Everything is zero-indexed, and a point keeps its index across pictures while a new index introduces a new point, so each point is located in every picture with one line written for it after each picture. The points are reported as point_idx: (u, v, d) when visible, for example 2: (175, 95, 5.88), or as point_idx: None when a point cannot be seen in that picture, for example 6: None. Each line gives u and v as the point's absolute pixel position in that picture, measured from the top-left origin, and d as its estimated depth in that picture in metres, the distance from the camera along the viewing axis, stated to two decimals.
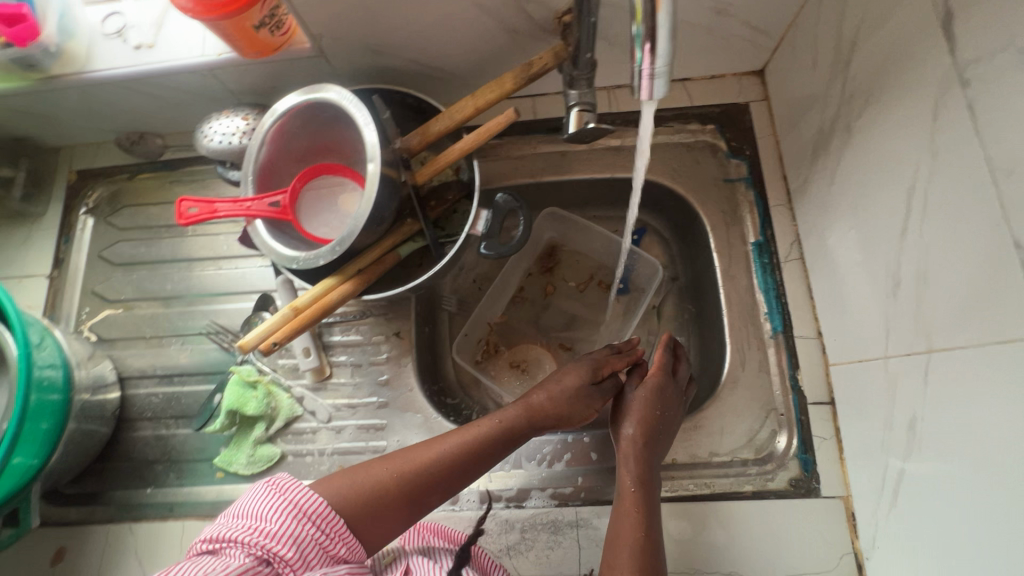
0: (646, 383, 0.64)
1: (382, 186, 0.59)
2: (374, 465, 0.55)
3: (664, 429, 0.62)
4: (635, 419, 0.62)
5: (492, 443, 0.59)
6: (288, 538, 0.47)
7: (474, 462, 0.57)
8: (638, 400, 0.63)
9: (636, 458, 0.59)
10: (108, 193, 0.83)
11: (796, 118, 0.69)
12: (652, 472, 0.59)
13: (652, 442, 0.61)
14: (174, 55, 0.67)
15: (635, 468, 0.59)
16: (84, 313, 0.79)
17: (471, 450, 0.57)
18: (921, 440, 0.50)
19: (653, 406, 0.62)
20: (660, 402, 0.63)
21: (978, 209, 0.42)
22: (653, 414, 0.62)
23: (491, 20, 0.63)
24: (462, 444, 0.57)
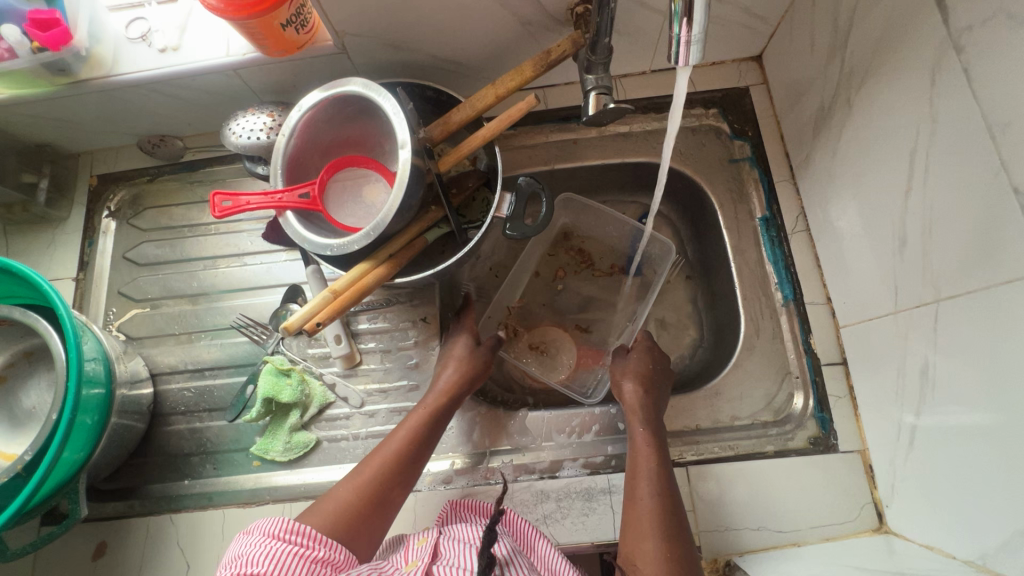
0: (638, 346, 0.73)
1: (414, 175, 0.62)
2: (340, 489, 0.57)
3: (661, 381, 0.69)
4: (633, 374, 0.69)
5: (424, 433, 0.63)
6: (266, 558, 0.45)
7: (418, 456, 0.61)
8: (635, 357, 0.71)
9: (641, 404, 0.66)
10: (130, 196, 0.85)
11: (796, 98, 0.73)
12: (656, 416, 0.65)
13: (651, 389, 0.67)
14: (199, 56, 0.69)
15: (641, 419, 0.65)
16: (111, 314, 0.80)
17: (411, 448, 0.61)
18: (933, 386, 0.53)
19: (647, 362, 0.70)
20: (652, 358, 0.71)
21: (978, 163, 0.46)
22: (650, 368, 0.69)
23: (508, 13, 0.66)
24: (398, 440, 0.62)
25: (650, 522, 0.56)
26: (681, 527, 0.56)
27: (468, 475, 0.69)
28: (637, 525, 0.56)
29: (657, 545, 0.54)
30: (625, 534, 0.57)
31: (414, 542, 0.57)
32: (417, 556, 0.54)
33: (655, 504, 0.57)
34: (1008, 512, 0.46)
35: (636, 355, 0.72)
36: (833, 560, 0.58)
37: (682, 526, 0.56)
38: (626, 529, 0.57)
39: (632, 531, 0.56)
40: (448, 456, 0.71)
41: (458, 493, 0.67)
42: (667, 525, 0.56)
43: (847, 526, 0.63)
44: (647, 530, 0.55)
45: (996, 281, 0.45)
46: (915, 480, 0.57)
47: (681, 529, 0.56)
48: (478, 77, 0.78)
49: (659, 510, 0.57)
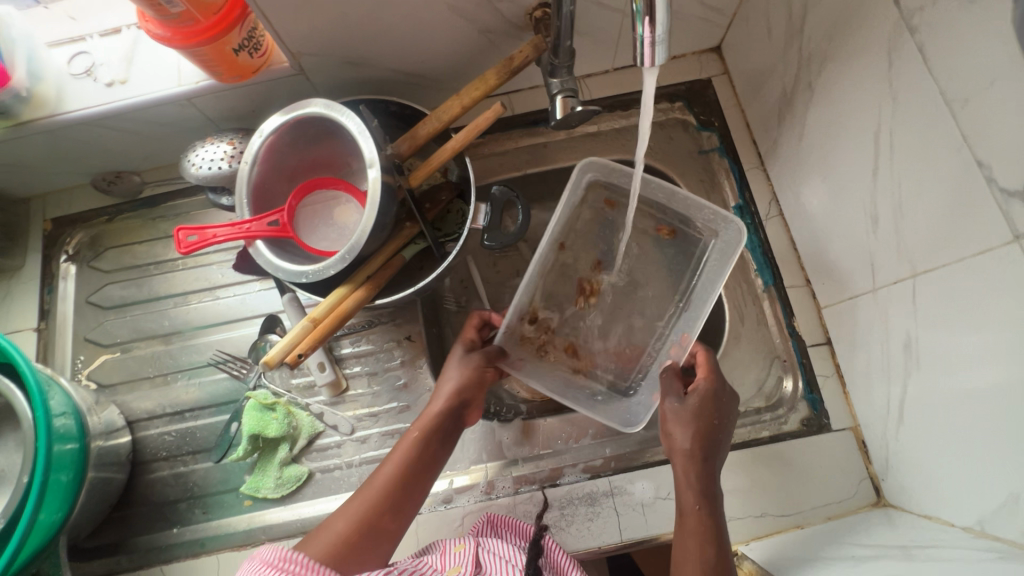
0: (697, 389, 0.59)
1: (385, 193, 0.60)
2: (334, 521, 0.53)
3: (721, 438, 0.58)
4: (691, 431, 0.58)
5: (424, 455, 0.58)
6: None
7: (418, 481, 0.57)
8: (691, 408, 0.59)
9: (696, 476, 0.56)
10: (89, 237, 0.81)
11: (758, 86, 0.73)
12: (713, 483, 0.57)
13: (707, 456, 0.57)
14: (149, 87, 0.67)
15: (695, 491, 0.56)
16: (79, 362, 0.76)
17: (409, 472, 0.56)
18: (917, 360, 0.54)
19: (710, 416, 0.58)
20: (715, 411, 0.59)
21: (942, 139, 0.46)
22: (710, 421, 0.58)
23: (467, 22, 0.66)
24: (398, 462, 0.57)
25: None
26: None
27: (467, 492, 0.68)
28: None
29: None
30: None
31: (451, 546, 0.58)
32: (458, 562, 0.55)
33: None
34: (1001, 478, 0.47)
35: (695, 401, 0.59)
36: (838, 539, 0.58)
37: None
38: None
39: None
40: (446, 475, 0.69)
41: (460, 511, 0.66)
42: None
43: (847, 504, 0.64)
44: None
45: (971, 253, 0.46)
46: (909, 452, 0.58)
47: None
48: (442, 88, 0.77)
49: None
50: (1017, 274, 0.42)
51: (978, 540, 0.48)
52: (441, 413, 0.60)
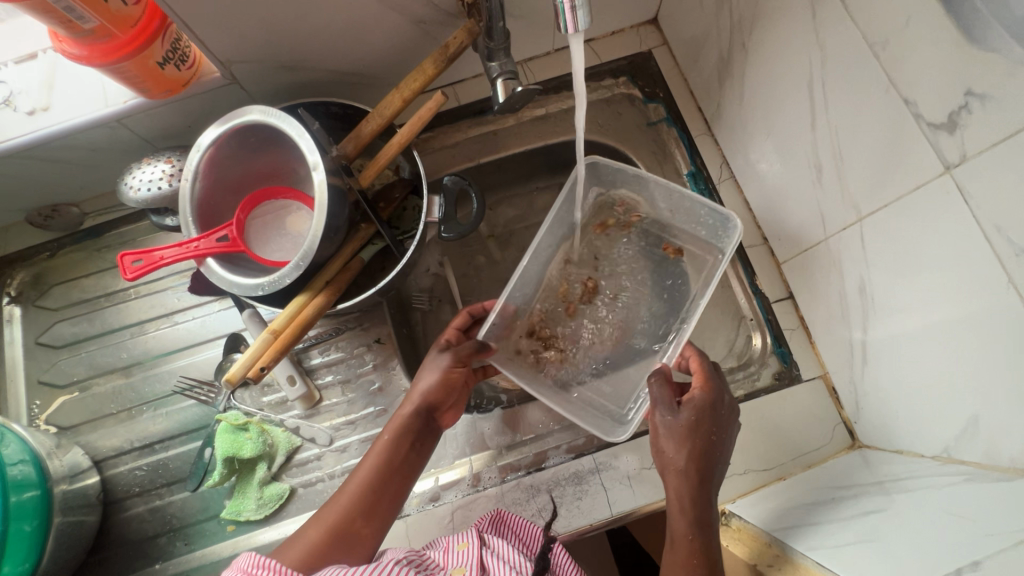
0: (694, 401, 0.56)
1: (333, 197, 0.59)
2: (305, 530, 0.53)
3: (719, 459, 0.55)
4: (688, 449, 0.54)
5: (399, 459, 0.57)
6: None
7: (393, 485, 0.56)
8: (689, 425, 0.55)
9: (689, 498, 0.53)
10: (31, 276, 0.78)
11: (696, 53, 0.74)
12: (708, 508, 0.53)
13: (704, 481, 0.53)
14: (75, 111, 0.64)
15: (691, 514, 0.52)
16: (35, 407, 0.73)
17: (382, 476, 0.56)
18: (872, 300, 0.56)
19: (708, 433, 0.54)
20: (712, 425, 0.55)
21: (871, 82, 0.48)
22: (710, 435, 0.55)
23: (398, 14, 0.64)
24: (375, 465, 0.56)
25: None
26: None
27: (454, 487, 0.67)
28: None
29: None
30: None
31: (454, 544, 0.56)
32: (462, 562, 0.53)
33: None
34: (961, 402, 0.48)
35: (688, 420, 0.55)
36: (818, 485, 0.59)
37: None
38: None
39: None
40: (431, 473, 0.68)
41: (449, 507, 0.66)
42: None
43: (824, 450, 0.65)
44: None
45: (907, 190, 0.47)
46: (875, 392, 0.59)
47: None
48: (383, 84, 0.76)
49: None
50: (951, 204, 0.43)
51: (946, 466, 0.50)
52: (413, 414, 0.60)
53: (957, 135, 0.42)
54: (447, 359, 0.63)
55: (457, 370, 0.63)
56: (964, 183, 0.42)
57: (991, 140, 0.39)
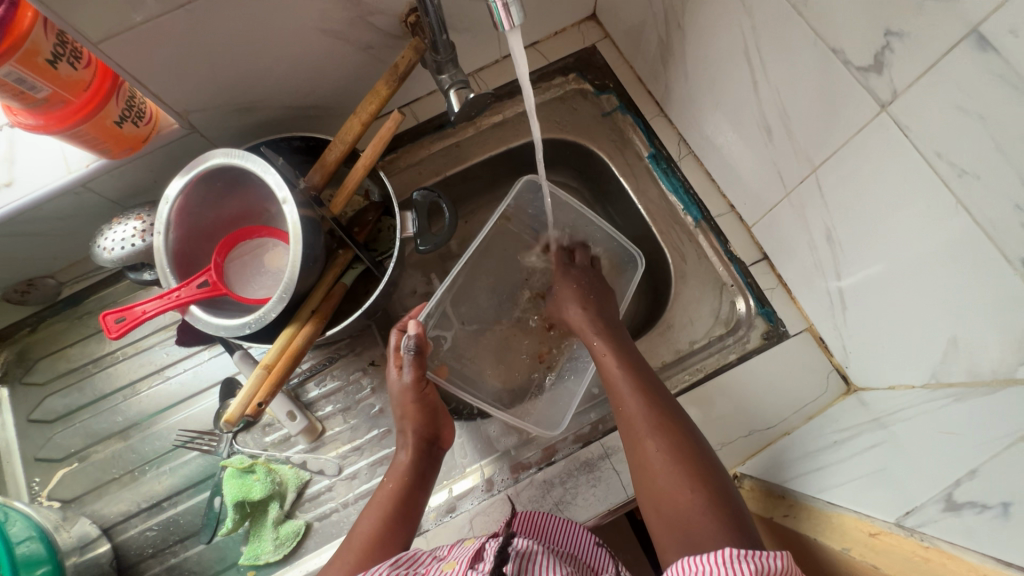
0: (561, 279, 0.75)
1: (307, 227, 0.60)
2: None
3: (604, 308, 0.70)
4: (576, 303, 0.70)
5: (402, 494, 0.58)
6: None
7: (403, 518, 0.57)
8: (563, 293, 0.73)
9: (608, 348, 0.63)
10: (15, 353, 0.77)
11: (637, 40, 0.77)
12: (634, 359, 0.62)
13: (598, 322, 0.68)
14: (38, 182, 0.64)
15: (616, 358, 0.62)
16: (35, 485, 0.72)
17: (388, 511, 0.57)
18: (840, 245, 0.58)
19: (584, 293, 0.71)
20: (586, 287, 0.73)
21: (798, 40, 0.50)
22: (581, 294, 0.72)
23: (346, 43, 0.66)
24: (382, 504, 0.57)
25: (659, 458, 0.52)
26: (707, 458, 0.52)
27: (470, 495, 0.67)
28: (660, 471, 0.52)
29: (700, 494, 0.49)
30: (636, 479, 0.54)
31: (463, 543, 0.56)
32: (457, 555, 0.51)
33: (673, 457, 0.52)
34: (940, 325, 0.50)
35: (561, 288, 0.74)
36: (819, 433, 0.61)
37: (694, 440, 0.53)
38: (636, 475, 0.54)
39: (649, 476, 0.52)
40: (445, 485, 0.69)
41: (466, 516, 0.65)
42: (687, 460, 0.51)
43: (822, 399, 0.66)
44: (677, 485, 0.50)
45: (852, 133, 0.49)
46: (860, 334, 0.61)
47: (700, 453, 0.52)
48: (341, 113, 0.77)
49: (677, 457, 0.52)
50: (892, 140, 0.45)
51: (936, 392, 0.51)
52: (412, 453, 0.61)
53: (885, 75, 0.43)
54: (404, 379, 0.63)
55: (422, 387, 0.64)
56: (900, 118, 0.44)
57: (916, 74, 0.41)
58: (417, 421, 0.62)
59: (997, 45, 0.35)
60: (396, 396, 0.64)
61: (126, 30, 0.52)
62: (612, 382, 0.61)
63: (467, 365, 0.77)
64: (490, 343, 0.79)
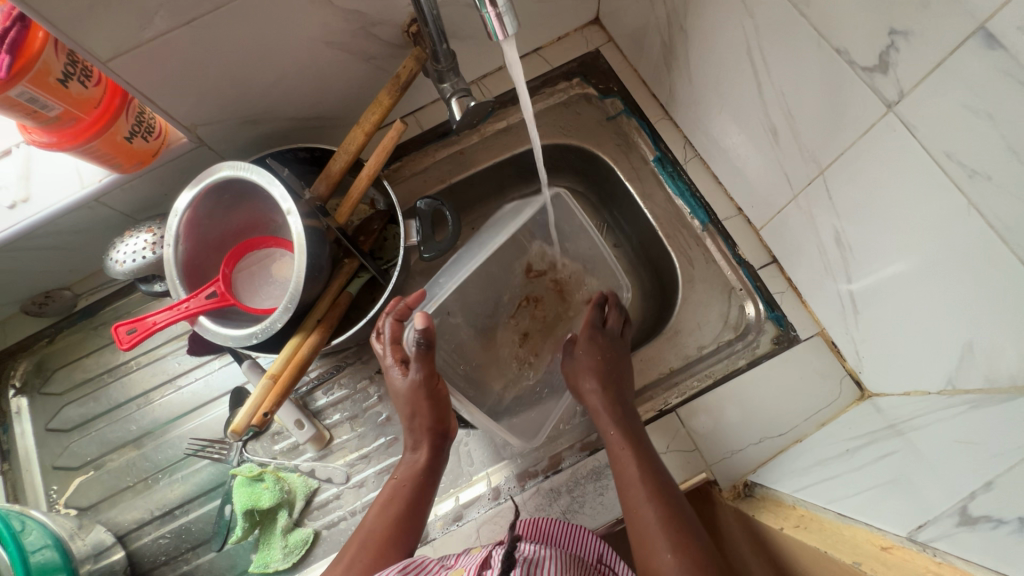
0: (587, 340, 0.70)
1: (310, 238, 0.61)
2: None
3: (624, 385, 0.67)
4: (594, 374, 0.67)
5: (415, 492, 0.58)
6: None
7: (413, 514, 0.57)
8: (586, 361, 0.69)
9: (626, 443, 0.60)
10: (33, 364, 0.79)
11: (641, 43, 0.77)
12: (653, 461, 0.59)
13: (619, 407, 0.64)
14: (54, 197, 0.66)
15: (634, 456, 0.59)
16: (53, 492, 0.73)
17: (398, 511, 0.57)
18: (849, 248, 0.56)
19: (606, 366, 0.67)
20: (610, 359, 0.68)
21: (802, 40, 0.49)
22: (602, 363, 0.68)
23: (349, 54, 0.67)
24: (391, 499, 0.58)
25: (667, 553, 0.51)
26: None
27: (477, 503, 0.67)
28: None
29: None
30: None
31: (469, 552, 0.55)
32: (465, 563, 0.51)
33: None
34: (955, 330, 0.48)
35: (586, 355, 0.69)
36: (831, 440, 0.59)
37: (709, 560, 0.51)
38: None
39: None
40: (452, 493, 0.69)
41: (473, 525, 0.65)
42: None
43: (835, 406, 0.65)
44: None
45: (858, 135, 0.48)
46: (873, 339, 0.59)
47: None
48: (346, 123, 0.78)
49: None
50: (900, 140, 0.44)
51: (953, 398, 0.50)
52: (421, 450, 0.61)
53: (891, 74, 0.42)
54: (415, 375, 0.60)
55: (430, 381, 0.61)
56: (907, 119, 0.43)
57: (923, 73, 0.40)
58: (427, 417, 0.60)
59: (1004, 43, 0.34)
60: (404, 394, 0.61)
61: (133, 49, 0.54)
62: (627, 483, 0.58)
63: (474, 372, 0.76)
64: (496, 348, 0.79)
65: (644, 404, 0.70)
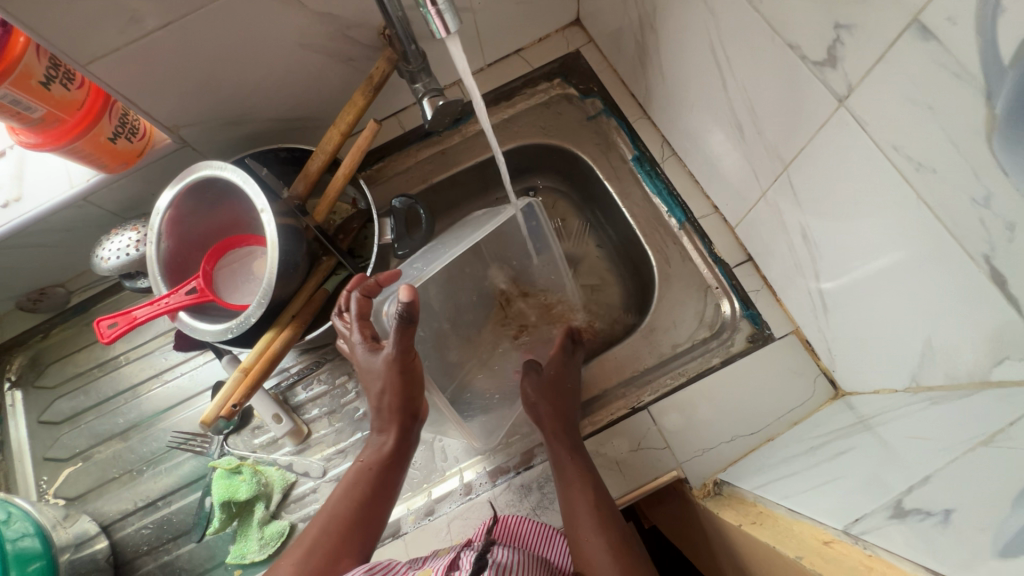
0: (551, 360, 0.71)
1: (283, 235, 0.62)
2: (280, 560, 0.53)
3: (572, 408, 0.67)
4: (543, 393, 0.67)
5: (377, 473, 0.59)
6: None
7: (379, 494, 0.58)
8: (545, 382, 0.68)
9: (577, 469, 0.60)
10: (29, 358, 0.82)
11: (617, 43, 0.77)
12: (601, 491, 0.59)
13: (570, 437, 0.64)
14: (44, 197, 0.69)
15: (583, 483, 0.59)
16: (43, 482, 0.76)
17: (363, 494, 0.57)
18: (815, 244, 0.56)
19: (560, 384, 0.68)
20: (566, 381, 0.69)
21: (758, 37, 0.49)
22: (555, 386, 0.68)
23: (326, 56, 0.69)
24: (355, 479, 0.59)
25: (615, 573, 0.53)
26: None
27: (449, 498, 0.68)
28: None
29: None
30: None
31: (437, 554, 0.56)
32: (433, 564, 0.52)
33: None
34: (915, 326, 0.48)
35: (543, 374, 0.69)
36: (800, 438, 0.59)
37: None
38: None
39: None
40: (425, 488, 0.69)
41: (444, 519, 0.66)
42: None
43: (808, 404, 0.64)
44: None
45: (815, 130, 0.48)
46: (842, 336, 0.59)
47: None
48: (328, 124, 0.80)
49: None
50: (853, 135, 0.44)
51: (916, 395, 0.49)
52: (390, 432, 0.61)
53: (839, 68, 0.42)
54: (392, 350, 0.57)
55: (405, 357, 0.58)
56: (857, 113, 0.43)
57: (868, 66, 0.40)
58: (399, 398, 0.59)
59: (936, 34, 0.34)
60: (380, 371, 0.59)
61: (111, 53, 0.56)
62: (572, 509, 0.58)
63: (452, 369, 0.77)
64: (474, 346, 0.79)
65: (617, 402, 0.70)
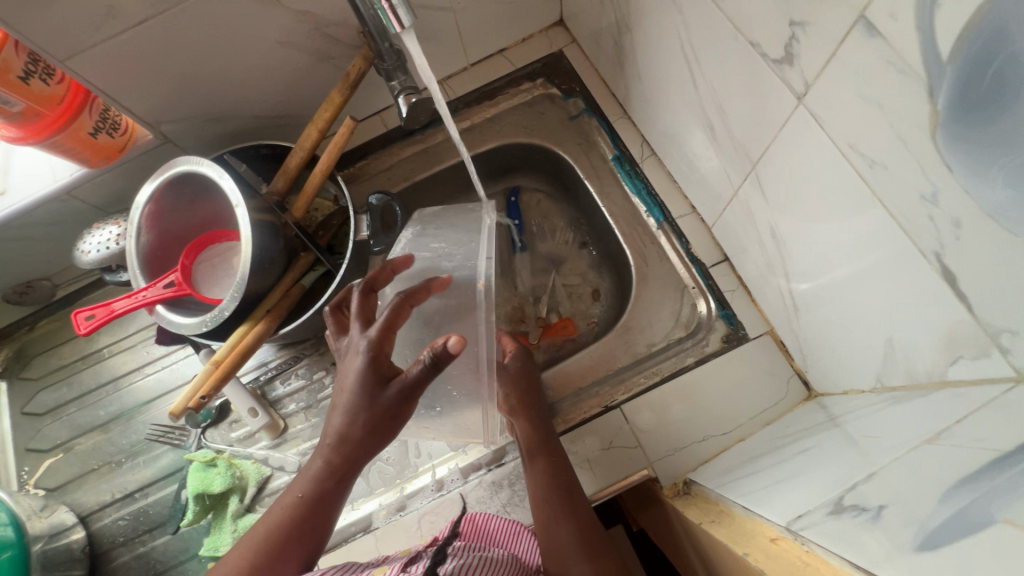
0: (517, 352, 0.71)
1: (257, 231, 0.62)
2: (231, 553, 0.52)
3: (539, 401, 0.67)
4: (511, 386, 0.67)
5: (308, 511, 0.52)
6: None
7: (328, 502, 0.53)
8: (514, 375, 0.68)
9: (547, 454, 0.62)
10: (15, 350, 0.83)
11: (598, 43, 0.78)
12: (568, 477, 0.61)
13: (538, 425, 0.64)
14: (28, 190, 0.70)
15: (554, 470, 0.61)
16: (24, 473, 0.77)
17: (307, 506, 0.53)
18: (785, 244, 0.56)
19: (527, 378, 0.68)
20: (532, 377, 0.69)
21: (723, 34, 0.49)
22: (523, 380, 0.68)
23: (305, 54, 0.69)
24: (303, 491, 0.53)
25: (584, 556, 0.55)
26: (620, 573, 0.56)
27: (421, 494, 0.68)
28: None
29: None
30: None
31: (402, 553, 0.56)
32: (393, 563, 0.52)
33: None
34: (878, 325, 0.47)
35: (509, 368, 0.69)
36: (770, 439, 0.58)
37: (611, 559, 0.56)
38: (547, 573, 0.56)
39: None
40: (398, 484, 0.69)
41: (415, 515, 0.66)
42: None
43: (781, 405, 0.64)
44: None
45: (779, 128, 0.48)
46: (811, 336, 0.59)
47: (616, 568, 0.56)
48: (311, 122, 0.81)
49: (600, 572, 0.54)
50: (812, 133, 0.44)
51: (880, 396, 0.49)
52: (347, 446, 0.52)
53: (797, 66, 0.42)
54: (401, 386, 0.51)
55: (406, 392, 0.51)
56: (816, 111, 0.43)
57: (822, 63, 0.40)
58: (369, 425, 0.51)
59: (881, 31, 0.34)
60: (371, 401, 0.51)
61: (88, 49, 0.57)
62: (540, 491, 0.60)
63: None
64: None
65: (591, 400, 0.70)
